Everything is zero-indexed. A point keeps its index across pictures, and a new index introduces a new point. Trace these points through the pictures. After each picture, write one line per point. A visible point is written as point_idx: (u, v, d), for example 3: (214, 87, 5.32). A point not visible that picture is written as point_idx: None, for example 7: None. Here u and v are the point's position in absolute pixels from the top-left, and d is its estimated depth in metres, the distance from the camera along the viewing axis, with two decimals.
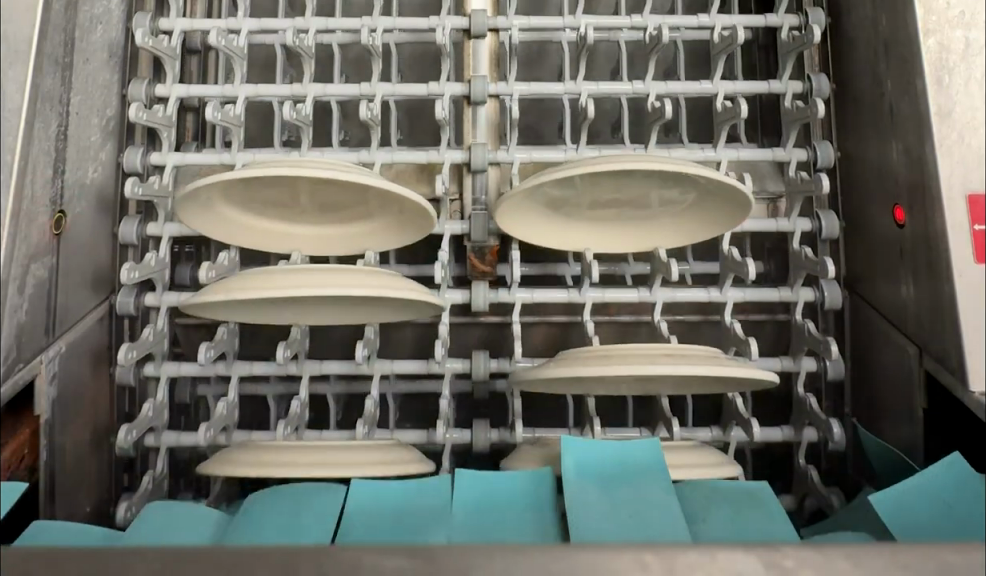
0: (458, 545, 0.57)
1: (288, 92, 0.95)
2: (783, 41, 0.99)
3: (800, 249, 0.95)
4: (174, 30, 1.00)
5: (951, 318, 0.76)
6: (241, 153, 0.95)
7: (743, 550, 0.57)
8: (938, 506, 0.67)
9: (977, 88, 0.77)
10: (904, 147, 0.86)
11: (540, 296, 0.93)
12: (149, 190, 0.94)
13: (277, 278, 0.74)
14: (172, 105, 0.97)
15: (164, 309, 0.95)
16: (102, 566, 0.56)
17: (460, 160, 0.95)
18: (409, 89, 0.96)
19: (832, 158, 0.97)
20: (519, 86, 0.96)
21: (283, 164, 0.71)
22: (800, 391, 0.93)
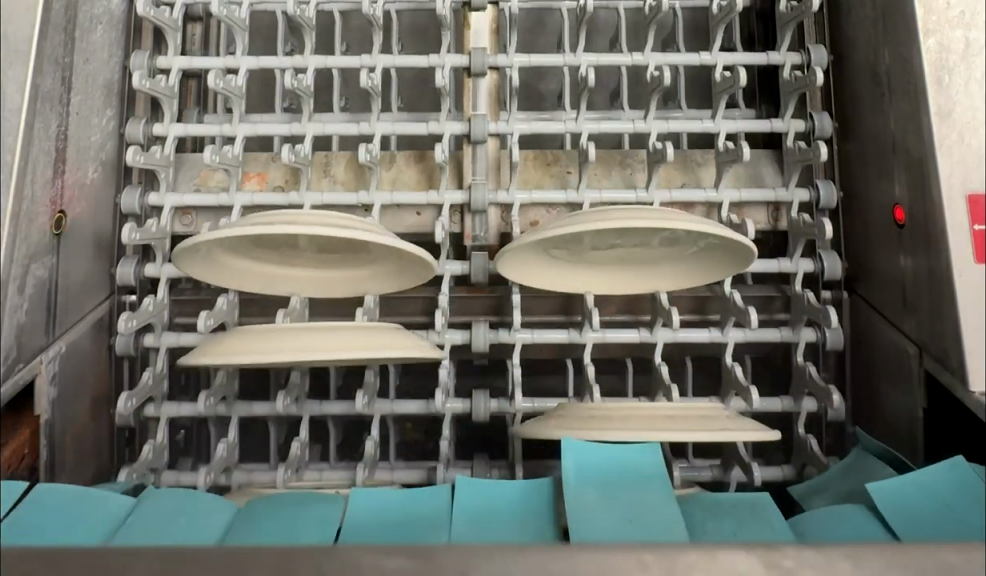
0: (458, 547, 0.57)
1: (287, 130, 0.95)
2: (785, 81, 0.97)
3: (804, 292, 0.95)
4: (172, 68, 0.98)
5: (951, 312, 0.76)
6: (241, 194, 0.95)
7: (744, 550, 0.57)
8: (938, 505, 0.67)
9: (977, 88, 0.77)
10: (903, 132, 0.86)
11: (540, 336, 0.93)
12: (146, 233, 0.93)
13: (274, 338, 0.75)
14: (169, 145, 0.97)
15: (164, 350, 0.94)
16: (102, 565, 0.56)
17: (460, 201, 0.95)
18: (410, 127, 0.95)
19: (834, 198, 0.97)
20: (519, 125, 0.95)
21: (286, 221, 0.72)
22: (800, 431, 0.92)
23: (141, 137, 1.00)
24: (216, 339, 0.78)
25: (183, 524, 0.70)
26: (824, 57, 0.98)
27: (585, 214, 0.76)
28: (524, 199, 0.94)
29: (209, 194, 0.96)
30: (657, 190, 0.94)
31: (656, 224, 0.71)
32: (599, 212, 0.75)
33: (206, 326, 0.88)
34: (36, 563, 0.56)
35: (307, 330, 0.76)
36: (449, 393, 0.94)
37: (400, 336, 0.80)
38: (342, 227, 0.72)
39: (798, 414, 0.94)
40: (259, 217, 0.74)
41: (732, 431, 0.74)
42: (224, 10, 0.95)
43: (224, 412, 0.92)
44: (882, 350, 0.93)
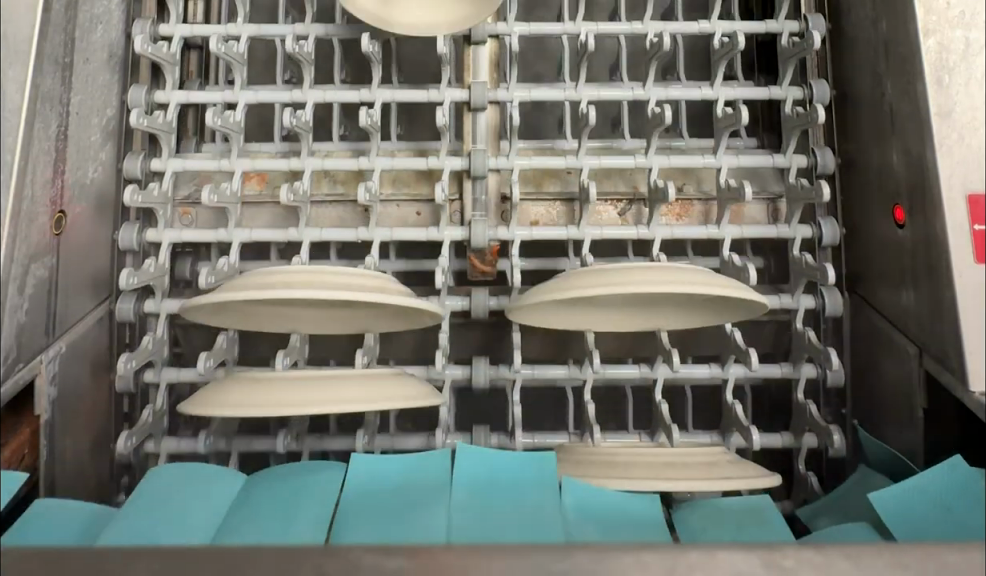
0: (458, 547, 0.57)
1: (286, 167, 0.94)
2: (783, 47, 0.99)
3: (804, 329, 0.94)
4: (174, 36, 1.00)
5: (951, 315, 0.76)
6: (240, 159, 0.95)
7: (744, 550, 0.57)
8: (940, 508, 0.67)
9: (977, 88, 0.77)
10: (904, 146, 0.86)
11: (541, 372, 0.92)
12: (143, 276, 0.91)
13: (277, 394, 0.75)
14: (172, 111, 0.97)
15: (164, 387, 0.94)
16: (104, 565, 0.56)
17: (459, 166, 0.95)
18: (409, 162, 0.94)
19: (837, 234, 0.98)
20: (519, 94, 0.96)
21: (296, 286, 0.73)
22: (800, 397, 0.93)
23: (139, 173, 0.99)
24: (214, 392, 0.78)
25: (180, 521, 0.70)
26: (827, 92, 0.98)
27: (586, 278, 0.77)
28: (525, 235, 0.93)
29: (205, 232, 0.94)
30: (658, 228, 0.93)
31: (657, 289, 0.73)
32: (603, 276, 0.77)
33: (206, 366, 0.88)
34: (40, 565, 0.56)
35: (307, 384, 0.77)
36: (449, 430, 0.93)
37: (401, 387, 0.80)
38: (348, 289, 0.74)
39: (799, 449, 0.93)
40: (265, 279, 0.75)
41: (735, 481, 0.73)
42: (223, 47, 0.94)
43: (224, 448, 0.92)
44: (885, 355, 0.92)
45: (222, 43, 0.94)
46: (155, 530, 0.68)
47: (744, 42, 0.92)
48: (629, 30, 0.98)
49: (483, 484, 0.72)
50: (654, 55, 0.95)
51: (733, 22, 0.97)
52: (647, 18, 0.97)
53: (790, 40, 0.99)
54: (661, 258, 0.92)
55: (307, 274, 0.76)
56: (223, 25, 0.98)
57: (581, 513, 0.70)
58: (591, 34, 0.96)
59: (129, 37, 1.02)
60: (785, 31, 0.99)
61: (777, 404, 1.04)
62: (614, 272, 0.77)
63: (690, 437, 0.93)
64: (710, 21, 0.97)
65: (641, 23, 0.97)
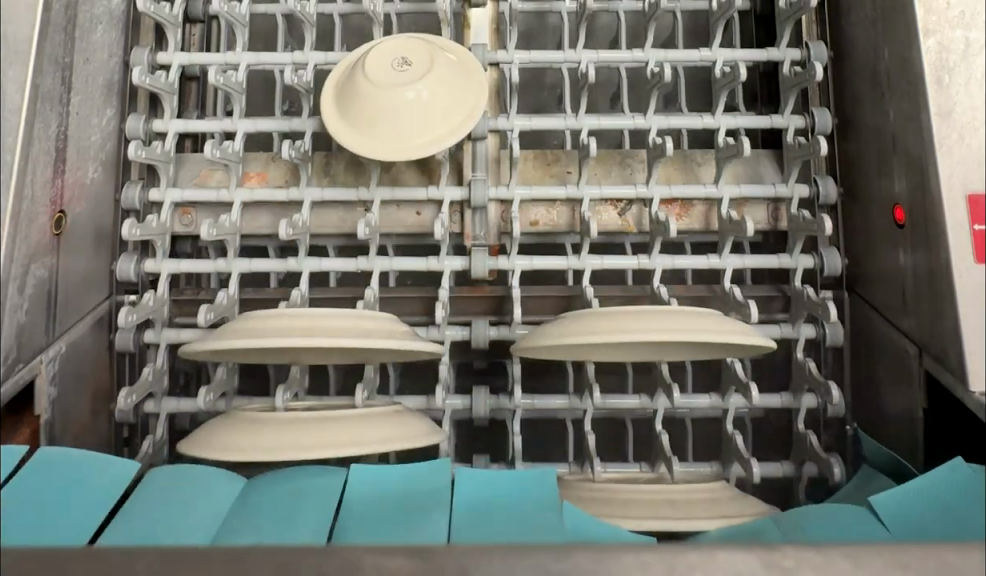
0: (459, 547, 0.57)
1: (285, 198, 0.95)
2: (786, 77, 0.98)
3: (804, 359, 0.94)
4: (173, 64, 0.99)
5: (950, 313, 0.76)
6: (239, 189, 0.96)
7: (744, 550, 0.57)
8: (938, 508, 0.67)
9: (977, 88, 0.76)
10: (904, 141, 0.86)
11: (540, 401, 0.93)
12: (142, 312, 0.90)
13: (278, 435, 0.76)
14: (170, 141, 0.97)
15: (164, 417, 0.94)
16: (106, 565, 0.56)
17: (460, 197, 0.95)
18: (409, 193, 0.95)
19: (839, 265, 0.97)
20: (519, 122, 0.95)
21: (298, 335, 0.74)
22: (800, 427, 0.92)
23: (137, 203, 0.99)
24: (218, 432, 0.79)
25: (178, 522, 0.70)
26: (827, 121, 0.97)
27: (587, 324, 0.78)
28: (527, 265, 0.93)
29: (206, 261, 0.93)
30: (658, 258, 0.93)
31: (653, 338, 0.73)
32: (600, 323, 0.77)
33: (206, 399, 0.89)
34: (40, 565, 0.56)
35: (303, 424, 0.77)
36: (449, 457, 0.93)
37: (390, 425, 0.80)
38: (345, 337, 0.74)
39: (799, 480, 0.93)
40: (268, 326, 0.75)
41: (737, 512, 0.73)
42: (220, 77, 0.93)
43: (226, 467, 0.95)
44: (882, 343, 0.93)
45: (220, 73, 0.93)
46: (155, 530, 0.68)
47: (746, 73, 0.92)
48: (630, 59, 0.97)
49: (488, 484, 0.73)
50: (655, 85, 0.94)
51: (734, 50, 0.97)
52: (648, 46, 0.96)
53: (792, 68, 0.99)
54: (662, 290, 0.92)
55: (308, 319, 0.76)
56: (223, 55, 0.98)
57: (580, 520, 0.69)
58: (591, 62, 0.96)
59: (128, 70, 1.01)
60: (787, 60, 0.98)
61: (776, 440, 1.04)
62: (613, 318, 0.77)
63: (690, 468, 0.93)
64: (711, 50, 0.97)
65: (642, 52, 0.96)
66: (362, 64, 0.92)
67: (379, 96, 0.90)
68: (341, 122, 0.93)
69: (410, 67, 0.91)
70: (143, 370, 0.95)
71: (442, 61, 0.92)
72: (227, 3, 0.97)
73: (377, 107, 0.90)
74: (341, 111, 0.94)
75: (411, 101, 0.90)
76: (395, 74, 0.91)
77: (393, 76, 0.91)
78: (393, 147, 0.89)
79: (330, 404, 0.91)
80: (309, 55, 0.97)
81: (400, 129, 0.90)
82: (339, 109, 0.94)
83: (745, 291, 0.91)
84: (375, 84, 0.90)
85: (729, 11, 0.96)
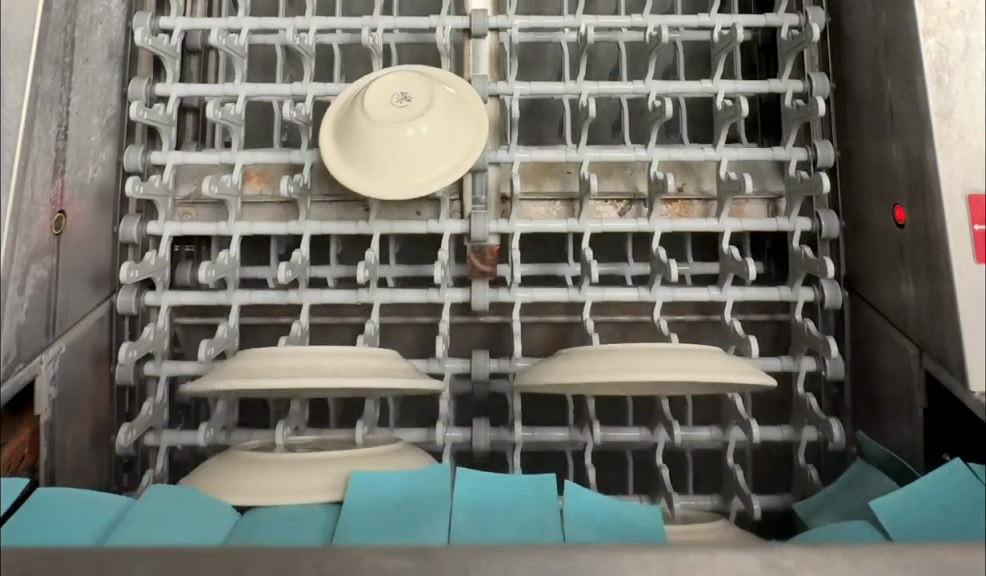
0: (459, 547, 0.57)
1: (285, 232, 0.94)
2: (788, 109, 0.97)
3: (804, 393, 0.93)
4: (171, 96, 0.98)
5: (950, 312, 0.76)
6: (238, 223, 0.94)
7: (744, 550, 0.57)
8: (939, 508, 0.67)
9: (977, 88, 0.75)
10: (905, 147, 0.86)
11: (540, 433, 0.93)
12: (142, 348, 0.90)
13: (280, 476, 0.75)
14: (167, 173, 0.96)
15: (164, 450, 0.92)
16: (105, 565, 0.56)
17: (460, 231, 0.94)
18: (408, 226, 0.94)
19: (839, 298, 0.95)
20: (520, 155, 0.95)
21: (300, 374, 0.74)
22: (801, 461, 0.92)
23: (134, 236, 0.98)
24: (219, 470, 0.78)
25: (181, 523, 0.70)
26: (829, 154, 0.98)
27: (589, 361, 0.78)
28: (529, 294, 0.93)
29: (206, 294, 0.93)
30: (659, 290, 0.92)
31: (656, 372, 0.73)
32: (601, 360, 0.78)
33: (206, 434, 0.90)
34: (41, 565, 0.56)
35: (301, 464, 0.77)
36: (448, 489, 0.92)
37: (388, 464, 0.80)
38: (349, 378, 0.75)
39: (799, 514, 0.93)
40: (271, 361, 0.76)
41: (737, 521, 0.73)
42: (219, 112, 0.93)
43: None
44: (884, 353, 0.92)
45: (218, 108, 0.93)
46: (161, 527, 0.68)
47: (747, 109, 0.91)
48: (630, 91, 0.96)
49: (486, 497, 0.71)
50: (656, 120, 0.93)
51: (735, 84, 0.96)
52: (649, 78, 0.96)
53: (793, 101, 0.98)
54: (662, 323, 0.91)
55: (308, 356, 0.77)
56: (221, 87, 0.97)
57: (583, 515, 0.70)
58: (591, 97, 0.94)
59: (124, 99, 1.01)
60: (789, 92, 0.98)
61: (777, 470, 1.03)
62: (613, 356, 0.78)
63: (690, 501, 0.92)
64: (712, 82, 0.96)
65: (643, 83, 0.96)
66: (362, 98, 0.91)
67: (377, 132, 0.90)
68: (339, 157, 0.94)
69: (411, 103, 0.91)
70: (143, 404, 0.95)
71: (442, 96, 0.92)
72: (225, 37, 0.96)
73: (374, 143, 0.90)
74: (339, 145, 0.94)
75: (409, 138, 0.90)
76: (394, 111, 0.91)
77: (393, 113, 0.91)
78: (389, 185, 0.89)
79: (330, 439, 0.90)
80: (308, 87, 0.97)
81: (399, 167, 0.90)
82: (337, 143, 0.94)
83: (742, 324, 0.92)
84: (374, 121, 0.90)
85: (732, 44, 0.96)
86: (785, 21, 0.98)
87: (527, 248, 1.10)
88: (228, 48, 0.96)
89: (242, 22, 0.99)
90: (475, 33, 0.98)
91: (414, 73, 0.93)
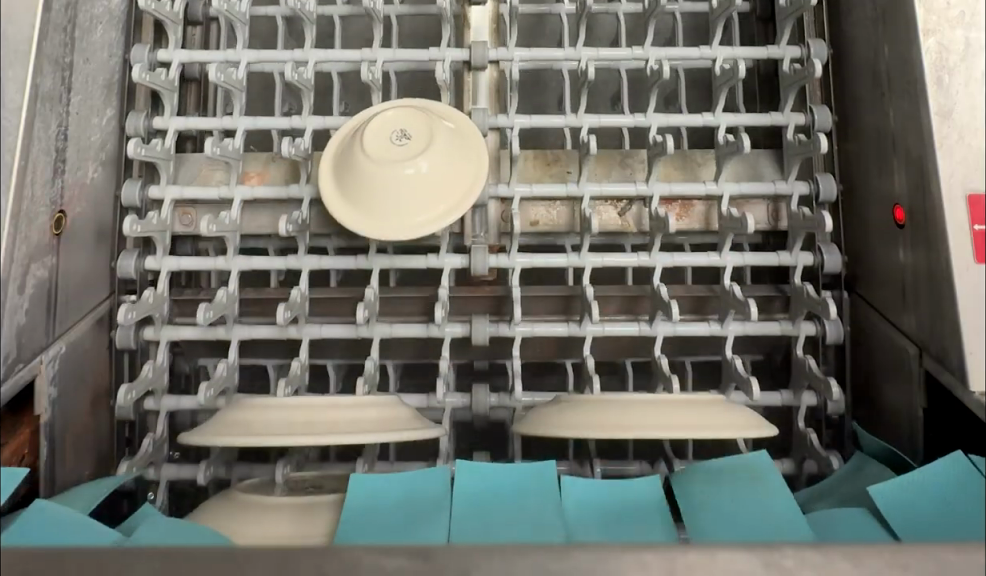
0: (458, 546, 0.57)
1: (282, 264, 0.93)
2: (789, 142, 0.96)
3: (805, 429, 0.93)
4: (169, 129, 0.97)
5: (950, 314, 0.76)
6: (237, 257, 0.94)
7: (744, 549, 0.57)
8: (938, 507, 0.67)
9: (977, 88, 0.77)
10: (905, 147, 0.86)
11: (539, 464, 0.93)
12: (141, 387, 0.89)
13: (280, 510, 0.76)
14: (166, 209, 0.95)
15: (165, 483, 0.93)
16: (103, 565, 0.56)
17: (460, 264, 0.94)
18: (408, 261, 0.93)
19: (843, 333, 0.94)
20: (520, 189, 0.94)
21: (298, 432, 0.75)
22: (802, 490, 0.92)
23: (132, 271, 0.97)
24: (221, 506, 0.78)
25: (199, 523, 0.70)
26: (832, 188, 0.97)
27: (586, 418, 0.79)
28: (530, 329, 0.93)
29: (203, 330, 0.93)
30: (660, 324, 0.92)
31: (655, 435, 0.74)
32: (602, 416, 0.78)
33: (206, 476, 0.90)
34: (42, 565, 0.57)
35: (307, 509, 0.76)
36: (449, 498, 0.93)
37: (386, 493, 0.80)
38: (347, 433, 0.74)
39: None
40: (271, 419, 0.77)
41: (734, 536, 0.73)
42: (217, 148, 0.92)
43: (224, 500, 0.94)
44: (885, 368, 0.92)
45: (216, 144, 0.92)
46: (176, 528, 0.69)
47: (749, 146, 0.90)
48: (631, 124, 0.96)
49: (486, 495, 0.71)
50: (657, 157, 0.92)
51: (737, 117, 0.95)
52: (649, 112, 0.95)
53: (795, 134, 0.97)
54: (662, 359, 0.91)
55: (308, 411, 0.78)
56: (219, 121, 0.96)
57: (580, 507, 0.71)
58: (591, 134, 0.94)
59: (121, 130, 1.00)
60: (790, 125, 0.96)
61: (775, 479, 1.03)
62: (614, 413, 0.79)
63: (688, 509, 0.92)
64: (714, 116, 0.95)
65: (644, 117, 0.95)
66: (362, 135, 0.91)
67: (377, 171, 0.90)
68: (339, 196, 0.93)
69: (410, 141, 0.91)
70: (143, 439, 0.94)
71: (442, 133, 0.92)
72: (224, 71, 0.94)
73: (375, 183, 0.90)
74: (339, 184, 0.93)
75: (410, 178, 0.90)
76: (394, 149, 0.90)
77: (392, 151, 0.90)
78: (390, 228, 0.88)
79: (328, 471, 0.89)
80: (308, 120, 0.96)
81: (400, 208, 0.89)
82: (337, 181, 0.93)
83: (740, 358, 0.92)
84: (374, 159, 0.90)
85: (733, 79, 0.94)
86: (786, 54, 0.97)
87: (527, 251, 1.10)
88: (227, 82, 0.94)
89: (240, 54, 0.98)
90: (475, 65, 0.98)
91: (411, 108, 0.92)
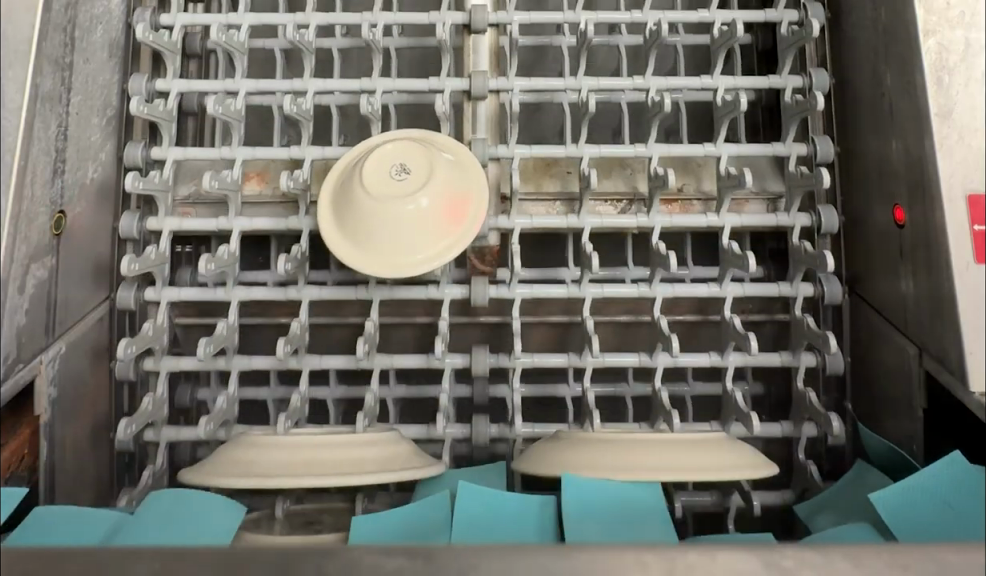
0: (459, 547, 0.57)
1: (282, 298, 0.93)
2: (791, 173, 0.96)
3: (804, 460, 0.92)
4: (167, 158, 0.97)
5: (951, 313, 0.76)
6: (236, 289, 0.93)
7: (744, 549, 0.57)
8: (937, 508, 0.67)
9: (976, 88, 0.77)
10: (905, 146, 0.86)
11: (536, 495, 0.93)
12: (140, 421, 0.89)
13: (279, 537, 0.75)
14: (164, 243, 0.94)
15: None
16: (101, 568, 0.56)
17: (461, 296, 0.94)
18: (408, 292, 0.93)
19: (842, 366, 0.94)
20: (520, 221, 0.94)
21: (297, 472, 0.74)
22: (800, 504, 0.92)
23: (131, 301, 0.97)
24: None
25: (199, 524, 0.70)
26: (834, 220, 0.97)
27: (584, 456, 0.78)
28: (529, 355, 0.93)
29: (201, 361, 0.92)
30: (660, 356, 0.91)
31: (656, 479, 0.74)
32: (601, 456, 0.78)
33: None
34: (42, 565, 0.56)
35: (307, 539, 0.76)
36: None
37: None
38: (345, 474, 0.74)
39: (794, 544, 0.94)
40: (269, 456, 0.77)
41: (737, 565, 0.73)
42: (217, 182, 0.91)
43: None
44: (885, 374, 0.92)
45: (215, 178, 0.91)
46: (174, 533, 0.68)
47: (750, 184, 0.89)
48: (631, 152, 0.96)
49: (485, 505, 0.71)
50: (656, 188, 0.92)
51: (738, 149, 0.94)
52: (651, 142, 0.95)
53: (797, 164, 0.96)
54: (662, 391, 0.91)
55: (304, 446, 0.78)
56: (218, 153, 0.96)
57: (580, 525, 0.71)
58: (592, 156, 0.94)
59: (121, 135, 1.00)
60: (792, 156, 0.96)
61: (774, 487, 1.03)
62: (615, 452, 0.78)
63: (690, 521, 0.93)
64: (715, 147, 0.94)
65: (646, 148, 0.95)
66: (362, 169, 0.91)
67: (377, 208, 0.89)
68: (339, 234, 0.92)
69: (410, 175, 0.91)
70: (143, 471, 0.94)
71: (442, 166, 0.91)
72: (222, 103, 0.94)
73: (374, 220, 0.89)
74: (339, 221, 0.93)
75: (410, 213, 0.89)
76: (394, 183, 0.90)
77: (392, 186, 0.90)
78: (390, 266, 0.87)
79: (327, 504, 0.89)
80: (307, 150, 0.96)
81: (399, 245, 0.89)
82: (337, 219, 0.93)
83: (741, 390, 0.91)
84: (373, 194, 0.90)
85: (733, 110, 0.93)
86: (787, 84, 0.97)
87: (527, 248, 1.10)
88: (226, 115, 0.94)
89: (239, 84, 0.98)
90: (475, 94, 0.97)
91: (411, 142, 0.92)
